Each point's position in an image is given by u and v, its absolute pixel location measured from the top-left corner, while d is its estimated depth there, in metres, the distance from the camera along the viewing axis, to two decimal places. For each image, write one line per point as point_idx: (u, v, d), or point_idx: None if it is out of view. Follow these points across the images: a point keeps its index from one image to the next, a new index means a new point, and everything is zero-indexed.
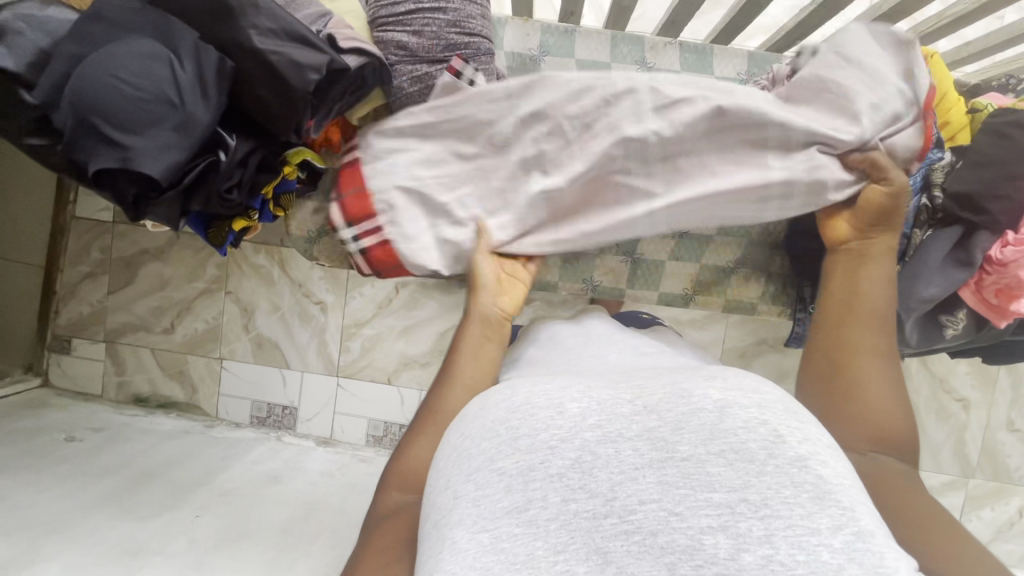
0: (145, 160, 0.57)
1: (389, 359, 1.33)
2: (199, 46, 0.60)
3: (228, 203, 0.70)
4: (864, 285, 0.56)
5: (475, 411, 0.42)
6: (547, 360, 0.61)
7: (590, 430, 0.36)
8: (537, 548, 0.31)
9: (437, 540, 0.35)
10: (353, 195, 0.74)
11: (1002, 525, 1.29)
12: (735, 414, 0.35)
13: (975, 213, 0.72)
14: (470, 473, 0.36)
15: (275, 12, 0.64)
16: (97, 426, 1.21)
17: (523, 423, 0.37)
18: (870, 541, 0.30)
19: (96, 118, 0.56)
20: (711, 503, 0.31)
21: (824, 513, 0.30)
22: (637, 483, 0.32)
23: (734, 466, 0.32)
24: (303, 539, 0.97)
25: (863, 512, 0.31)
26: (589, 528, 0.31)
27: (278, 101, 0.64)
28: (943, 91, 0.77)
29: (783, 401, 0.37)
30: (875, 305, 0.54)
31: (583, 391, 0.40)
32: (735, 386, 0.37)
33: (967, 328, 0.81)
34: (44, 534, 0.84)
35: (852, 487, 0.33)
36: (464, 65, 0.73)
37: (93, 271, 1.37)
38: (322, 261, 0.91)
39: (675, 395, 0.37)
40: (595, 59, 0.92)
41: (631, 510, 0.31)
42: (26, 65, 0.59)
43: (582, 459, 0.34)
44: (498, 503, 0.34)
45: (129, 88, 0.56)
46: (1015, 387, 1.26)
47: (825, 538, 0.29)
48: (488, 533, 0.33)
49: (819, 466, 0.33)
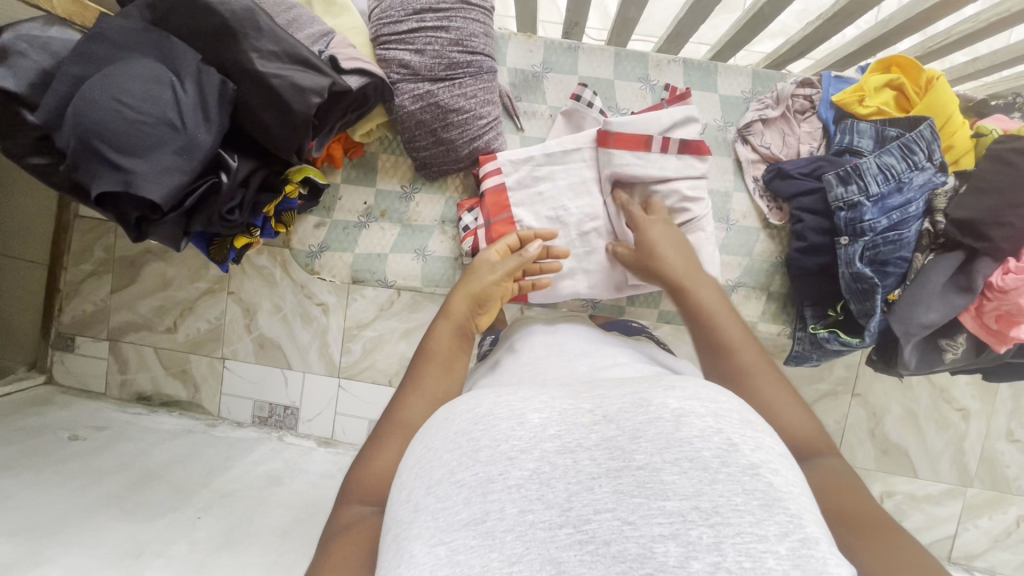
0: (147, 184, 0.57)
1: (390, 361, 1.34)
2: (203, 69, 0.60)
3: (229, 223, 0.71)
4: (711, 308, 0.60)
5: (439, 420, 0.43)
6: (530, 363, 0.62)
7: (549, 440, 0.37)
8: (492, 559, 0.32)
9: (395, 552, 0.35)
10: (501, 221, 0.81)
11: (999, 534, 1.28)
12: (691, 423, 0.36)
13: (977, 239, 0.71)
14: (430, 486, 0.37)
15: (278, 34, 0.63)
16: (101, 424, 1.23)
17: (484, 434, 0.38)
18: (814, 547, 0.31)
19: (100, 144, 0.56)
20: (665, 511, 0.32)
21: (773, 520, 0.31)
22: (593, 493, 0.33)
23: (688, 474, 0.33)
24: (305, 541, 0.98)
25: (810, 520, 0.33)
26: (544, 538, 0.32)
27: (281, 126, 0.64)
28: (947, 116, 0.76)
29: (739, 411, 0.38)
30: (729, 329, 0.57)
31: (545, 401, 0.41)
32: (692, 396, 0.38)
33: (967, 352, 0.77)
34: (47, 535, 0.86)
35: (801, 495, 0.34)
36: (582, 88, 0.83)
37: (96, 270, 1.39)
38: (322, 276, 0.90)
39: (635, 404, 0.38)
40: (599, 75, 0.90)
41: (586, 520, 0.32)
42: (27, 85, 0.59)
43: (540, 470, 0.35)
44: (456, 515, 0.34)
45: (133, 113, 0.56)
46: (1017, 398, 1.25)
47: (772, 544, 0.30)
48: (444, 546, 0.33)
49: (769, 473, 0.34)
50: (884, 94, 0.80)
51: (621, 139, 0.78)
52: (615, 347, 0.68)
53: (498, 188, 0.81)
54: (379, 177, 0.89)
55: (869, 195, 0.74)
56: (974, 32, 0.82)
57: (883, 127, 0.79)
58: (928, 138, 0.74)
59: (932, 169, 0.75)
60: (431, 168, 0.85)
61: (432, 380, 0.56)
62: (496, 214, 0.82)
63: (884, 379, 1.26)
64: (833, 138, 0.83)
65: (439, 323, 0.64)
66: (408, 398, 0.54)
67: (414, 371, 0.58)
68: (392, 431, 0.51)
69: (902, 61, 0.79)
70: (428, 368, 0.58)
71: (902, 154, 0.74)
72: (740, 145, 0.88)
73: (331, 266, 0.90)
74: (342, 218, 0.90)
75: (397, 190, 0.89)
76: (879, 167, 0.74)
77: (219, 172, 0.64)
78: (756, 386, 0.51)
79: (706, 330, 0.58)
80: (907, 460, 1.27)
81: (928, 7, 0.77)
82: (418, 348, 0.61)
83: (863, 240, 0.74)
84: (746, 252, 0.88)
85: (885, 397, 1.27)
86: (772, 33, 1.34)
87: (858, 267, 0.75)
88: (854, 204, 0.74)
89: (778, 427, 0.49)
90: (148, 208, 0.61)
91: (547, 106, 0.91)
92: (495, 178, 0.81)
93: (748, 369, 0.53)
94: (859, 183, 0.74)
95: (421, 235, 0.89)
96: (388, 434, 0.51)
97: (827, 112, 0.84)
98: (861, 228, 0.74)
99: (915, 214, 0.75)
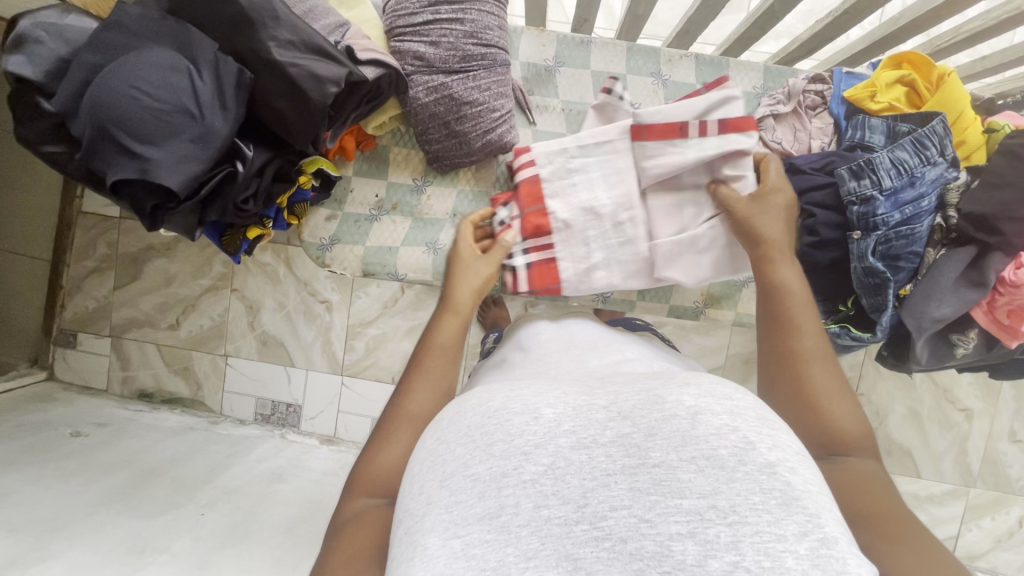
0: (164, 173, 0.57)
1: (393, 359, 1.33)
2: (218, 57, 0.60)
3: (242, 213, 0.70)
4: (786, 286, 0.61)
5: (451, 414, 0.43)
6: (543, 359, 0.61)
7: (564, 435, 0.37)
8: (508, 554, 0.32)
9: (407, 546, 0.35)
10: (535, 212, 0.82)
11: (1001, 535, 1.28)
12: (707, 421, 0.36)
13: (989, 234, 0.71)
14: (443, 479, 0.37)
15: (295, 23, 0.63)
16: (103, 421, 1.22)
17: (498, 428, 0.37)
18: (834, 547, 0.31)
19: (117, 132, 0.56)
20: (682, 509, 0.32)
21: (791, 519, 0.31)
22: (608, 490, 0.33)
23: (705, 473, 0.33)
24: (308, 538, 0.97)
25: (828, 518, 0.32)
26: (560, 534, 0.32)
27: (296, 115, 0.64)
28: (959, 111, 0.76)
29: (756, 408, 0.38)
30: (798, 311, 0.58)
31: (559, 396, 0.41)
32: (709, 393, 0.38)
33: (978, 347, 0.78)
34: (51, 530, 0.85)
35: (819, 493, 0.34)
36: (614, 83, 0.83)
37: (99, 266, 1.39)
38: (334, 269, 0.89)
39: (650, 401, 0.38)
40: (610, 69, 0.91)
41: (602, 517, 0.32)
42: (44, 73, 0.60)
43: (555, 465, 0.35)
44: (470, 509, 0.34)
45: (150, 101, 0.56)
46: (1020, 398, 1.25)
47: (790, 544, 0.30)
48: (459, 539, 0.33)
49: (787, 472, 0.33)
50: (896, 90, 0.80)
51: (654, 130, 0.77)
52: (622, 343, 0.68)
53: (533, 179, 0.83)
54: (391, 169, 0.89)
55: (882, 189, 0.74)
56: (982, 31, 0.82)
57: (894, 122, 0.79)
58: (941, 133, 0.75)
59: (944, 164, 0.75)
60: (443, 161, 0.84)
61: (441, 371, 0.56)
62: (530, 205, 0.82)
63: (888, 379, 1.26)
64: (845, 133, 0.84)
65: (444, 316, 0.63)
66: (414, 391, 0.54)
67: (415, 363, 0.57)
68: (402, 421, 0.51)
69: (914, 56, 0.79)
70: (431, 360, 0.58)
71: (915, 148, 0.74)
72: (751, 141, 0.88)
73: (342, 258, 0.89)
74: (354, 211, 0.90)
75: (409, 182, 0.89)
76: (892, 162, 0.74)
77: (235, 161, 0.65)
78: (806, 373, 0.53)
79: (778, 308, 0.59)
80: (910, 459, 1.27)
81: (938, 4, 0.77)
82: (421, 340, 0.61)
83: (876, 234, 0.75)
84: None
85: (889, 397, 1.27)
86: (778, 33, 1.34)
87: (871, 261, 0.75)
88: (867, 198, 0.74)
89: (824, 416, 0.50)
90: (164, 197, 0.61)
91: (558, 101, 0.91)
92: (529, 170, 0.83)
93: (802, 354, 0.55)
94: (872, 177, 0.74)
95: (432, 228, 0.89)
96: (394, 424, 0.51)
97: (839, 107, 0.85)
98: (873, 223, 0.74)
99: (927, 209, 0.75)
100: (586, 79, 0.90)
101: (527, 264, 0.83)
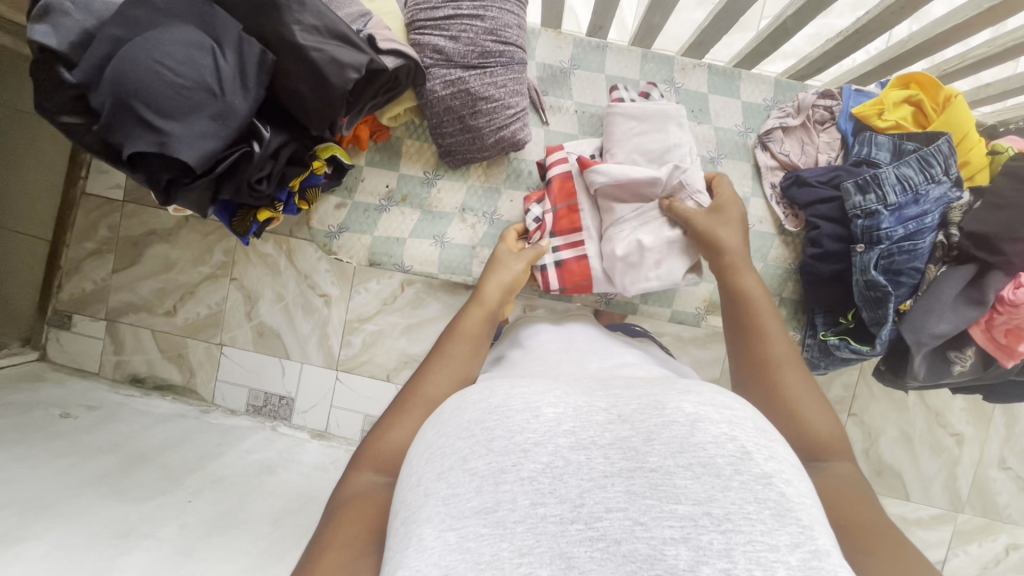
0: (182, 147, 0.57)
1: (389, 355, 1.33)
2: (244, 38, 0.61)
3: (256, 194, 0.70)
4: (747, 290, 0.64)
5: (450, 408, 0.43)
6: (547, 358, 0.62)
7: (564, 435, 0.36)
8: (502, 549, 0.32)
9: (403, 535, 0.35)
10: (567, 208, 0.84)
11: (988, 562, 1.28)
12: (706, 428, 0.36)
13: (991, 254, 0.72)
14: (440, 472, 0.37)
15: (320, 10, 0.65)
16: (93, 404, 1.21)
17: (498, 424, 0.37)
18: (824, 559, 0.31)
19: (139, 104, 0.56)
20: (677, 515, 0.32)
21: (784, 530, 0.32)
22: (605, 491, 0.33)
23: (700, 479, 0.33)
24: (294, 530, 0.97)
25: (821, 531, 0.33)
26: (555, 533, 0.32)
27: (316, 99, 0.65)
28: (965, 132, 0.78)
29: (754, 419, 0.38)
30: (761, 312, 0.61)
31: (559, 395, 0.41)
32: (708, 401, 0.38)
33: (974, 367, 0.79)
34: (37, 507, 0.84)
35: (812, 506, 0.35)
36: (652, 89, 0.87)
37: (99, 248, 1.38)
38: (342, 256, 0.90)
39: (649, 405, 0.38)
40: (624, 74, 0.92)
41: (598, 518, 0.33)
42: (69, 45, 0.60)
43: (553, 465, 0.35)
44: (466, 503, 0.34)
45: (173, 76, 0.57)
46: (1009, 426, 1.26)
47: (782, 555, 0.31)
48: (454, 532, 0.33)
49: (782, 483, 0.34)
50: (902, 110, 0.82)
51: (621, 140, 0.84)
52: (621, 349, 0.68)
53: (565, 175, 0.84)
54: (403, 161, 0.90)
55: (887, 205, 0.75)
56: (988, 58, 0.84)
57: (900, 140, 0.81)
58: (946, 153, 0.76)
59: (948, 183, 0.76)
60: (455, 155, 0.85)
61: (460, 357, 0.57)
62: (562, 200, 0.84)
63: (881, 401, 1.27)
64: (851, 149, 0.86)
65: (472, 308, 0.65)
66: (433, 373, 0.54)
67: (439, 347, 0.59)
68: (416, 403, 0.51)
69: (923, 78, 0.81)
70: (453, 345, 0.59)
71: (920, 166, 0.76)
72: (760, 152, 0.90)
73: (350, 247, 0.90)
74: (364, 200, 0.90)
75: (420, 174, 0.90)
76: (898, 178, 0.75)
77: (252, 141, 0.65)
78: (780, 377, 0.54)
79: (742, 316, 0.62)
80: (900, 482, 1.28)
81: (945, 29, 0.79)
82: (451, 325, 0.62)
83: (879, 248, 0.76)
84: (760, 257, 0.89)
85: (881, 418, 1.27)
86: (785, 54, 1.37)
87: (873, 275, 0.76)
88: (872, 213, 0.76)
89: (800, 421, 0.51)
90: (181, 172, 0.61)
91: (572, 102, 0.92)
92: (561, 166, 0.84)
93: (773, 357, 0.56)
94: (877, 192, 0.75)
95: (441, 221, 0.90)
96: (407, 406, 0.51)
97: (846, 124, 0.87)
98: (876, 236, 0.76)
99: (930, 225, 0.76)
100: (600, 83, 0.92)
101: (556, 261, 0.83)
